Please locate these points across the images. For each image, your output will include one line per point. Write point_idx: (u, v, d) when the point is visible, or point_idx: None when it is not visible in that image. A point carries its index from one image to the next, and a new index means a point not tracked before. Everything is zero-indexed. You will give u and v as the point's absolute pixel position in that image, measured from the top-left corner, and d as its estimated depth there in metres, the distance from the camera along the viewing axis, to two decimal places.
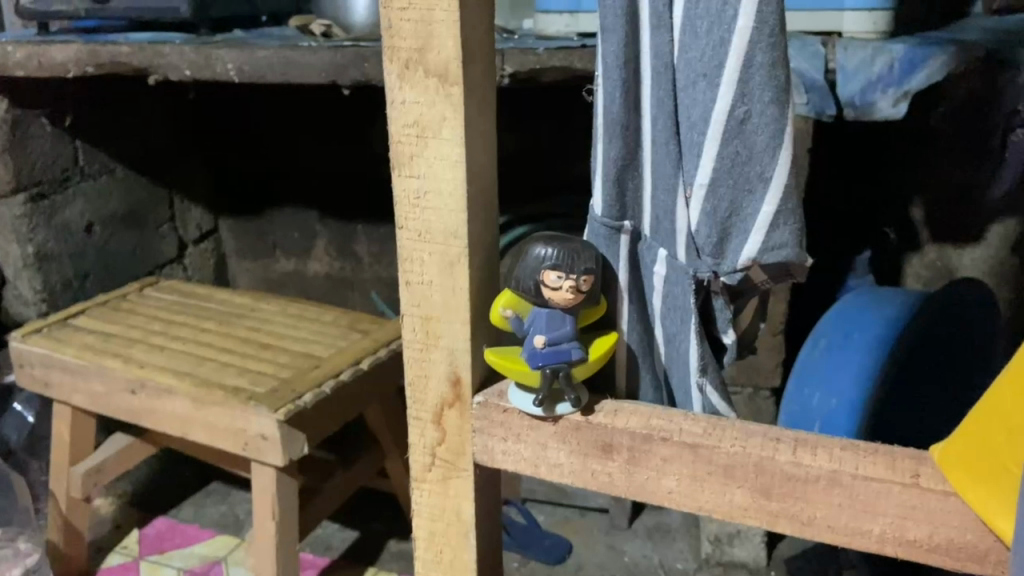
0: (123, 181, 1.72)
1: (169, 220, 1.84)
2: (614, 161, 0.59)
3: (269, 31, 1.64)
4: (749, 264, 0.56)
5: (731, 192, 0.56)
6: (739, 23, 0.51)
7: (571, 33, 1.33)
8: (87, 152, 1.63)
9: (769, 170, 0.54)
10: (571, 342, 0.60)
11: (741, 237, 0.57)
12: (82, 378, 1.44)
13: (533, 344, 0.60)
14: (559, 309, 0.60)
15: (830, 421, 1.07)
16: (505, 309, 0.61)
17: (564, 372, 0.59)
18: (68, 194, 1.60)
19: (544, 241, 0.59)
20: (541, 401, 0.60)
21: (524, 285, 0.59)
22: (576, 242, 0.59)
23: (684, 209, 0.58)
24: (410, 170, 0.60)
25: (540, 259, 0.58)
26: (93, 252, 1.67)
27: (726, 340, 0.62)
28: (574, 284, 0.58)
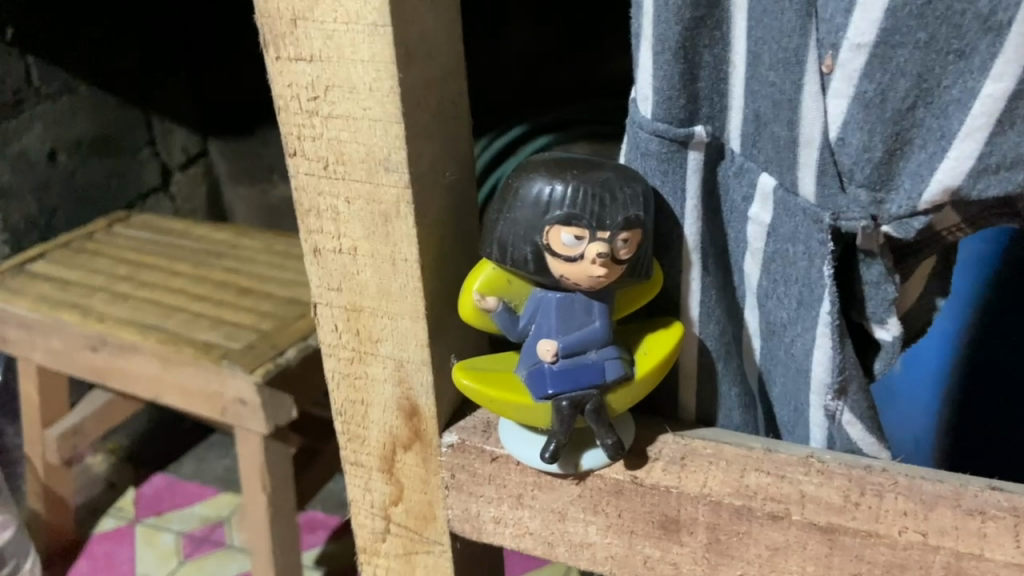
0: (91, 103, 1.26)
1: (150, 142, 1.38)
2: (679, 9, 0.31)
3: None
4: (945, 202, 0.29)
5: (921, 59, 0.27)
6: None
7: None
8: (42, 65, 1.17)
9: (1003, 7, 0.26)
10: (602, 350, 0.34)
11: (931, 151, 0.29)
12: (38, 335, 1.04)
13: (537, 356, 0.34)
14: (578, 294, 0.34)
15: (914, 359, 0.72)
16: (483, 296, 0.34)
17: (593, 404, 0.34)
18: (23, 120, 1.16)
19: (548, 171, 0.32)
20: (555, 454, 0.34)
21: (514, 256, 0.32)
22: (608, 170, 0.32)
23: (820, 96, 0.30)
24: (295, 49, 0.32)
25: (543, 205, 0.32)
26: (62, 186, 1.23)
27: (883, 335, 0.34)
28: (604, 250, 0.31)
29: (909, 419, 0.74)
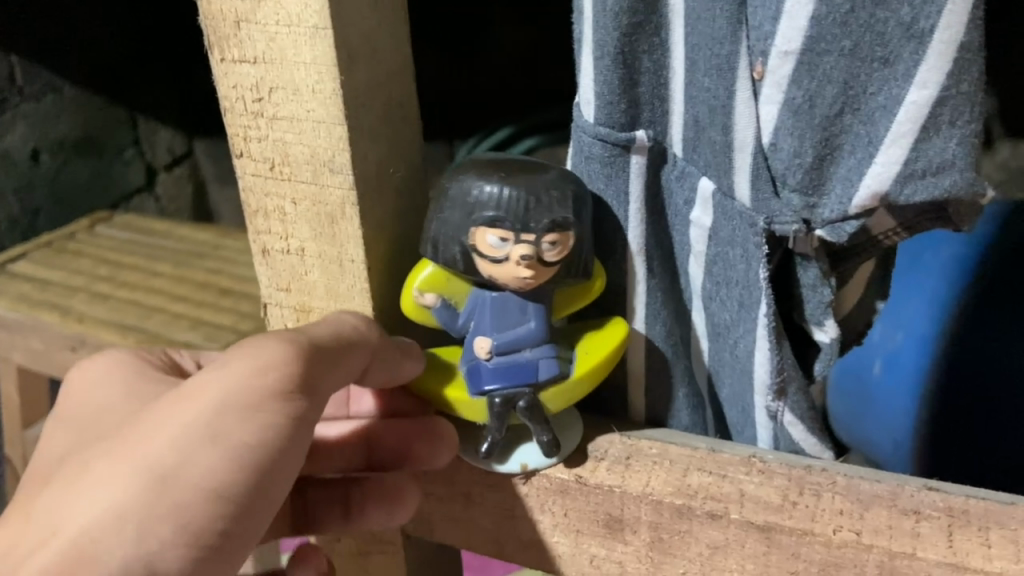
0: (74, 103, 1.24)
1: (134, 144, 1.36)
2: (617, 15, 0.31)
3: None
4: (874, 206, 0.29)
5: (847, 67, 0.28)
6: None
7: None
8: (26, 65, 1.14)
9: (923, 17, 0.26)
10: (536, 350, 0.34)
11: (859, 157, 0.29)
12: (18, 335, 1.02)
13: (472, 353, 0.35)
14: (512, 293, 0.34)
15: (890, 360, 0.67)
16: (422, 292, 0.35)
17: (526, 402, 0.34)
18: (6, 119, 1.13)
19: (480, 171, 0.32)
20: (491, 447, 0.35)
21: (445, 256, 0.33)
22: (534, 172, 0.32)
23: (752, 102, 0.30)
24: (239, 51, 0.33)
25: (470, 208, 0.32)
26: (45, 185, 1.21)
27: (822, 339, 0.34)
28: (529, 252, 0.32)
29: (887, 427, 0.65)
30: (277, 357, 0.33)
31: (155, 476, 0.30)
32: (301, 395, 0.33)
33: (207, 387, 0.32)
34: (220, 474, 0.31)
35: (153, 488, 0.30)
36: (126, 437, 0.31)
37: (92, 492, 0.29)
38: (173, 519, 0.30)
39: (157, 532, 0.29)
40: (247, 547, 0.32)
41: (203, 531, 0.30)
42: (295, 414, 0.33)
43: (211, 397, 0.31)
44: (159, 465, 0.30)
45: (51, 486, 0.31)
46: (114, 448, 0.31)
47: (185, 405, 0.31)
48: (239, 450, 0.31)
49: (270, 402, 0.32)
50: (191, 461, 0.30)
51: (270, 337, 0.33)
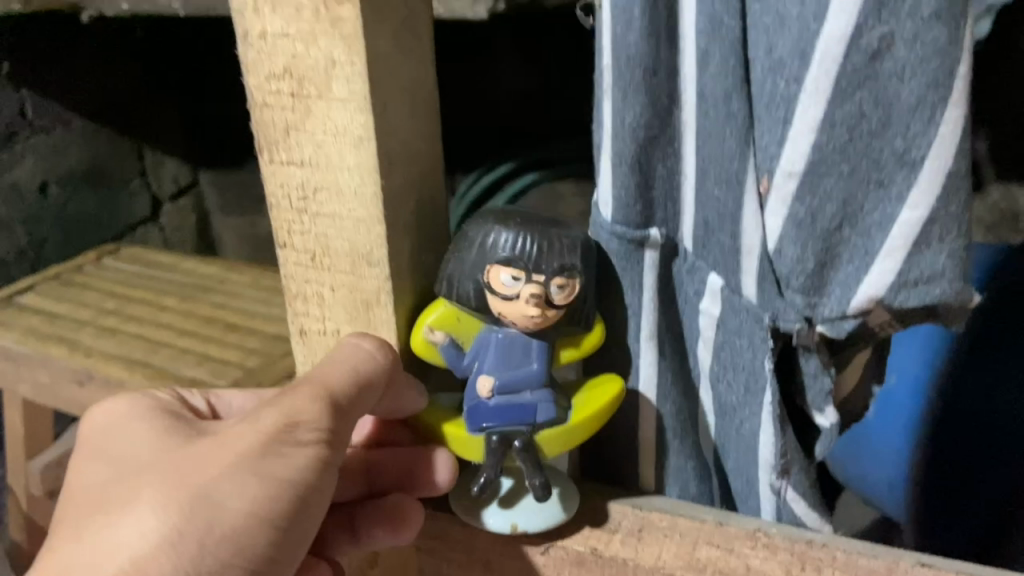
0: (82, 134, 1.27)
1: (140, 175, 1.38)
2: (634, 130, 0.34)
3: None
4: (870, 309, 0.32)
5: (845, 188, 0.31)
6: None
7: None
8: (37, 99, 1.18)
9: (916, 147, 0.29)
10: (536, 393, 0.36)
11: (857, 265, 0.32)
12: (25, 368, 1.02)
13: (476, 390, 0.37)
14: (520, 334, 0.36)
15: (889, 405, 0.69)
16: (433, 329, 0.37)
17: (522, 442, 0.36)
18: (17, 152, 1.17)
19: (499, 217, 0.35)
20: (485, 486, 0.37)
21: (459, 291, 0.35)
22: (547, 221, 0.35)
23: (758, 213, 0.33)
24: (286, 154, 0.36)
25: (487, 247, 0.34)
26: (52, 217, 1.24)
27: (822, 422, 0.37)
28: (538, 292, 0.34)
29: (876, 460, 0.69)
30: (310, 403, 0.37)
31: (209, 505, 0.34)
32: (330, 437, 0.37)
33: (255, 427, 0.36)
34: (265, 505, 0.35)
35: (206, 518, 0.34)
36: (176, 470, 0.35)
37: (151, 515, 0.33)
38: (225, 544, 0.34)
39: (212, 554, 0.34)
40: (284, 570, 0.37)
41: (248, 555, 0.35)
42: (327, 455, 0.37)
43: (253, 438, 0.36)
44: (212, 496, 0.34)
45: (106, 510, 0.34)
46: (166, 478, 0.35)
47: (231, 443, 0.36)
48: (282, 484, 0.36)
49: (305, 443, 0.36)
50: (241, 494, 0.35)
51: (303, 383, 0.37)
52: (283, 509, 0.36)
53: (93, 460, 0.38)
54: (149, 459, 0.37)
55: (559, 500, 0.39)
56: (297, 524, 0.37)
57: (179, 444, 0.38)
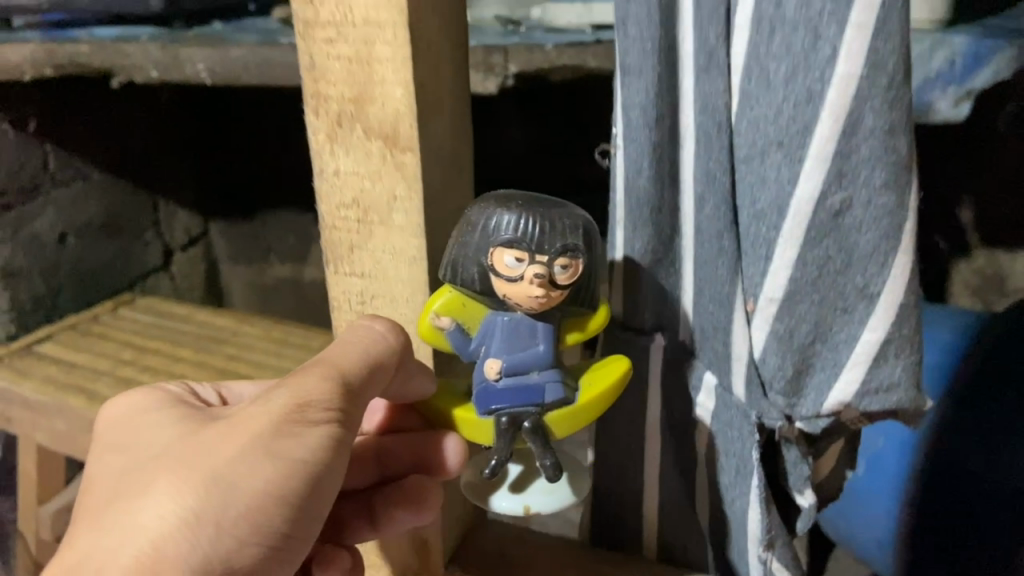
0: (101, 188, 1.31)
1: (154, 226, 1.42)
2: (643, 254, 0.41)
3: (254, 23, 1.19)
4: (840, 410, 0.38)
5: (818, 311, 0.37)
6: (840, 72, 0.32)
7: (586, 27, 0.96)
8: (60, 155, 1.22)
9: (875, 283, 0.36)
10: (545, 375, 0.37)
11: (828, 373, 0.38)
12: (44, 417, 1.05)
13: (484, 375, 0.37)
14: (525, 316, 0.37)
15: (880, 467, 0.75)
16: (439, 315, 0.37)
17: (530, 423, 0.37)
18: (37, 205, 1.20)
19: (499, 199, 0.35)
20: (495, 470, 0.37)
21: (463, 275, 0.36)
22: (549, 202, 0.35)
23: (746, 327, 0.40)
24: (350, 267, 0.42)
25: (490, 230, 0.35)
26: (68, 268, 1.28)
27: (802, 502, 0.43)
28: (541, 272, 0.34)
29: (867, 523, 0.76)
30: (322, 387, 0.41)
31: (226, 487, 0.38)
32: (340, 416, 0.41)
33: (265, 412, 0.40)
34: (278, 484, 0.39)
35: (224, 500, 0.38)
36: (192, 456, 0.38)
37: (171, 499, 0.37)
38: (241, 522, 0.38)
39: (229, 532, 0.38)
40: (297, 540, 0.41)
41: (264, 531, 0.39)
42: (338, 433, 0.41)
43: (267, 420, 0.39)
44: (227, 478, 0.38)
45: (130, 494, 0.38)
46: (182, 465, 0.38)
47: (247, 426, 0.39)
48: (294, 464, 0.39)
49: (316, 424, 0.40)
50: (256, 475, 0.38)
51: (315, 367, 0.41)
52: (297, 487, 0.40)
53: (114, 450, 0.42)
54: (169, 443, 0.40)
55: (567, 485, 0.40)
56: (309, 501, 0.40)
57: (197, 428, 0.41)
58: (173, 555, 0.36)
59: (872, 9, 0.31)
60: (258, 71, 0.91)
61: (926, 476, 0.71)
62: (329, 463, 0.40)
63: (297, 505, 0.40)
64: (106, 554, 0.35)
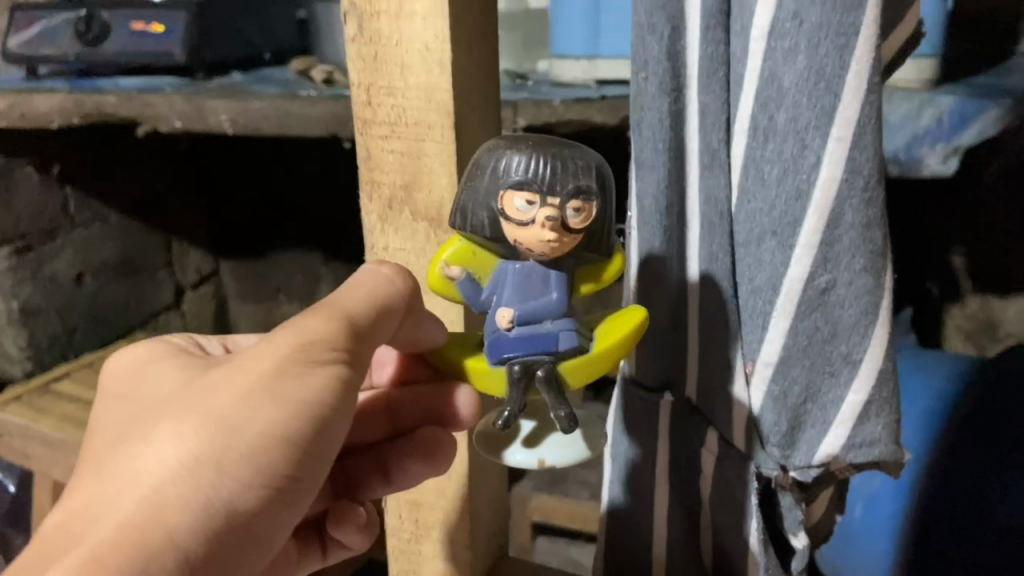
0: (119, 230, 1.37)
1: (167, 266, 1.48)
2: (652, 321, 0.47)
3: (270, 73, 1.24)
4: (829, 461, 0.43)
5: (808, 374, 0.42)
6: (823, 174, 0.37)
7: (591, 82, 1.00)
8: (79, 197, 1.29)
9: (857, 351, 0.41)
10: (557, 323, 0.39)
11: (818, 429, 0.43)
12: (60, 454, 1.08)
13: (496, 325, 0.39)
14: (537, 266, 0.39)
15: (873, 503, 0.80)
16: (449, 265, 0.39)
17: (544, 371, 0.38)
18: (56, 246, 1.26)
19: (509, 143, 0.37)
20: (507, 422, 0.38)
21: (474, 221, 0.37)
22: (560, 144, 0.37)
23: (745, 388, 0.44)
24: None
25: (501, 173, 0.36)
26: (84, 307, 1.33)
27: (796, 544, 0.47)
28: (553, 215, 0.36)
29: (864, 561, 0.79)
30: (327, 330, 0.42)
31: (228, 431, 0.39)
32: (344, 357, 0.42)
33: (267, 357, 0.41)
34: (280, 427, 0.40)
35: (226, 443, 0.38)
36: (194, 403, 0.40)
37: (172, 443, 0.38)
38: (243, 466, 0.39)
39: (231, 476, 0.38)
40: (300, 483, 0.42)
41: (266, 475, 0.40)
42: (343, 375, 0.42)
43: (272, 363, 0.41)
44: (229, 422, 0.39)
45: (132, 442, 0.39)
46: (183, 411, 0.39)
47: (248, 371, 0.40)
48: (297, 406, 0.40)
49: (321, 365, 0.41)
50: (257, 420, 0.39)
51: (319, 309, 0.43)
52: (302, 430, 0.41)
53: (118, 403, 0.43)
54: (173, 391, 0.42)
55: (581, 439, 0.41)
56: (313, 444, 0.41)
57: (200, 376, 0.42)
58: (174, 498, 0.37)
59: (850, 125, 0.36)
60: (278, 123, 0.97)
61: (925, 514, 0.76)
62: (333, 405, 0.42)
63: (303, 448, 0.41)
64: (111, 497, 0.36)
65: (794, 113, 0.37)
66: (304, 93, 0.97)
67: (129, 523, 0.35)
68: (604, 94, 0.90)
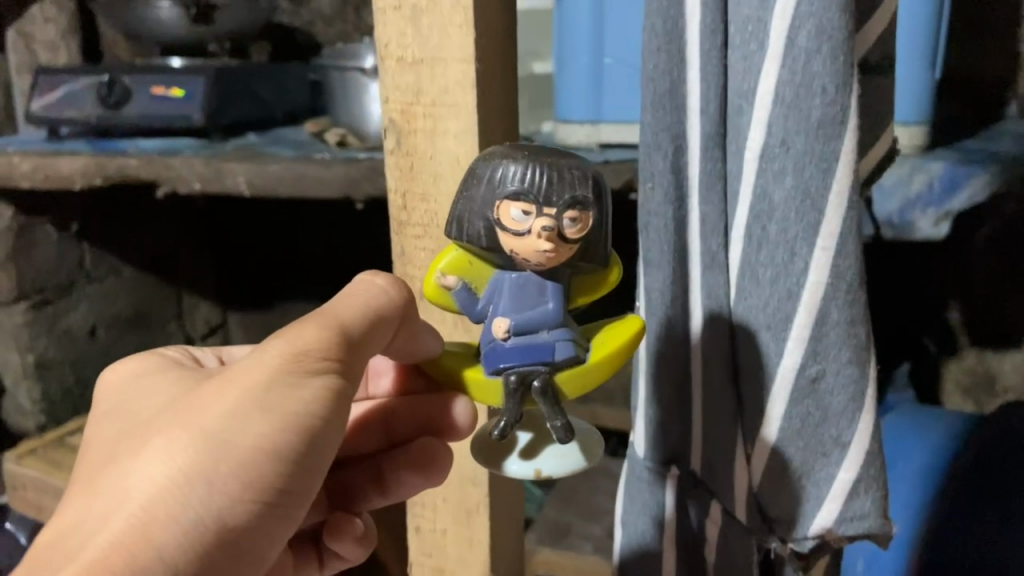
0: (132, 283, 1.41)
1: (177, 318, 1.51)
2: (657, 402, 0.51)
3: (284, 134, 1.29)
4: (823, 534, 0.47)
5: (802, 453, 0.46)
6: (810, 278, 0.42)
7: (593, 145, 1.05)
8: (95, 252, 1.33)
9: (846, 434, 0.45)
10: (553, 333, 0.42)
11: (812, 504, 0.47)
12: None
13: (494, 335, 0.43)
14: (534, 278, 0.43)
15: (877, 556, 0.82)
16: (445, 274, 0.43)
17: (540, 382, 0.42)
18: (72, 301, 1.31)
19: (506, 155, 0.40)
20: (504, 431, 0.41)
21: (473, 231, 0.41)
22: (553, 157, 0.40)
23: (744, 464, 0.48)
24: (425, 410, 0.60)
25: (497, 183, 0.40)
26: (99, 361, 1.37)
27: None
28: (548, 225, 0.39)
29: None
30: (319, 339, 0.46)
31: (219, 444, 0.42)
32: (334, 365, 0.46)
33: (256, 372, 0.44)
34: (268, 439, 0.43)
35: (216, 456, 0.42)
36: (186, 417, 0.43)
37: (164, 456, 0.41)
38: (233, 478, 0.42)
39: (221, 488, 0.42)
40: (290, 491, 0.45)
41: (256, 486, 0.43)
42: (334, 385, 0.46)
43: (263, 378, 0.44)
44: (220, 435, 0.42)
45: (126, 456, 0.42)
46: (175, 425, 0.42)
47: (238, 385, 0.44)
48: (286, 418, 0.44)
49: (311, 374, 0.45)
50: (246, 433, 0.43)
51: (311, 320, 0.47)
52: (291, 444, 0.44)
53: (116, 419, 0.47)
54: (168, 406, 0.45)
55: (578, 452, 0.44)
56: (302, 453, 0.45)
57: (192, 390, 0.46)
58: (166, 510, 0.40)
59: (833, 236, 0.41)
60: (295, 187, 1.01)
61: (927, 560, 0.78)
62: (322, 414, 0.45)
63: (290, 461, 0.44)
64: (104, 514, 0.39)
65: (784, 226, 0.42)
66: (319, 156, 1.02)
67: (118, 541, 0.38)
68: (606, 160, 0.95)
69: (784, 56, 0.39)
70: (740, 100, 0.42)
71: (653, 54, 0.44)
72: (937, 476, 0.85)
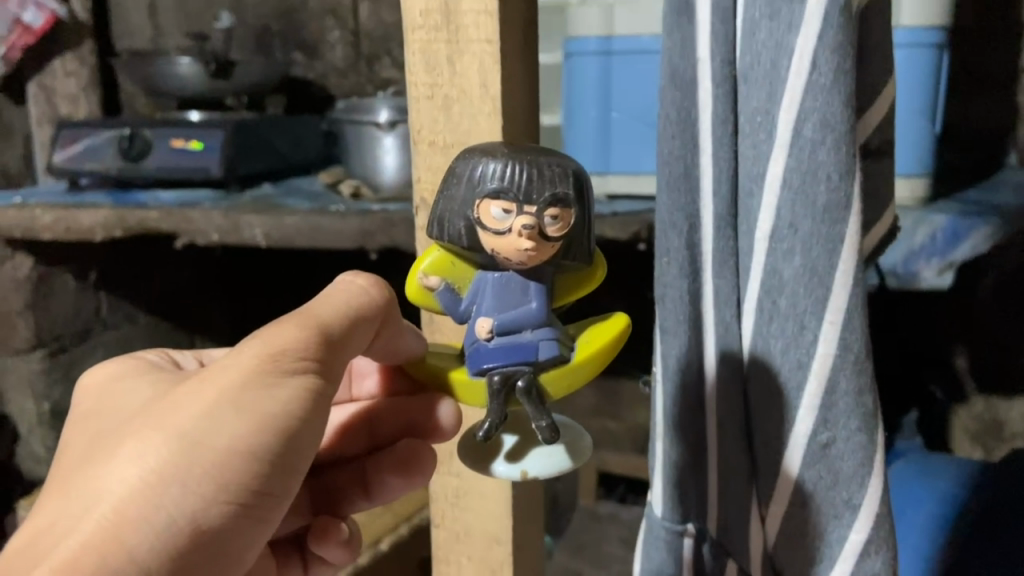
0: (147, 329, 1.44)
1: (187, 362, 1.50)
2: (676, 464, 0.53)
3: (299, 185, 1.33)
4: None
5: (816, 516, 0.48)
6: (819, 349, 0.44)
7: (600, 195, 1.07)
8: (111, 300, 1.37)
9: (857, 496, 0.46)
10: (534, 331, 0.46)
11: (825, 563, 0.48)
12: None
13: (477, 333, 0.46)
14: (515, 277, 0.46)
15: None
16: (427, 275, 0.47)
17: (524, 382, 0.45)
18: (88, 349, 1.34)
19: (486, 156, 0.43)
20: (489, 432, 0.44)
21: (453, 229, 0.44)
22: (531, 157, 0.43)
23: (760, 522, 0.51)
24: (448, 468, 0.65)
25: (477, 181, 0.43)
26: None
27: None
28: (529, 223, 0.42)
29: None
30: (297, 339, 0.49)
31: (192, 447, 0.45)
32: (311, 365, 0.50)
33: (232, 376, 0.48)
34: (243, 441, 0.47)
35: (190, 459, 0.45)
36: (160, 421, 0.46)
37: (137, 460, 0.44)
38: (206, 479, 0.45)
39: (195, 489, 0.45)
40: (266, 490, 0.48)
41: (230, 486, 0.46)
42: (310, 384, 0.49)
43: (239, 379, 0.48)
44: (193, 439, 0.46)
45: (102, 461, 0.45)
46: (150, 429, 0.46)
47: (213, 390, 0.47)
48: (260, 419, 0.47)
49: (290, 374, 0.49)
50: (220, 436, 0.46)
51: (289, 321, 0.50)
52: (265, 444, 0.48)
53: (93, 424, 0.50)
54: (144, 409, 0.48)
55: (564, 451, 0.47)
56: (278, 452, 0.48)
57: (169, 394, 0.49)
58: (139, 511, 0.43)
59: (840, 311, 0.44)
60: (310, 238, 1.05)
61: None
62: (298, 414, 0.49)
63: (265, 461, 0.48)
64: (79, 516, 0.43)
65: (793, 301, 0.44)
66: (334, 208, 1.05)
67: (91, 543, 0.42)
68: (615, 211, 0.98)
69: (790, 146, 0.43)
70: (750, 184, 0.45)
71: (668, 141, 0.47)
72: (947, 525, 0.86)
